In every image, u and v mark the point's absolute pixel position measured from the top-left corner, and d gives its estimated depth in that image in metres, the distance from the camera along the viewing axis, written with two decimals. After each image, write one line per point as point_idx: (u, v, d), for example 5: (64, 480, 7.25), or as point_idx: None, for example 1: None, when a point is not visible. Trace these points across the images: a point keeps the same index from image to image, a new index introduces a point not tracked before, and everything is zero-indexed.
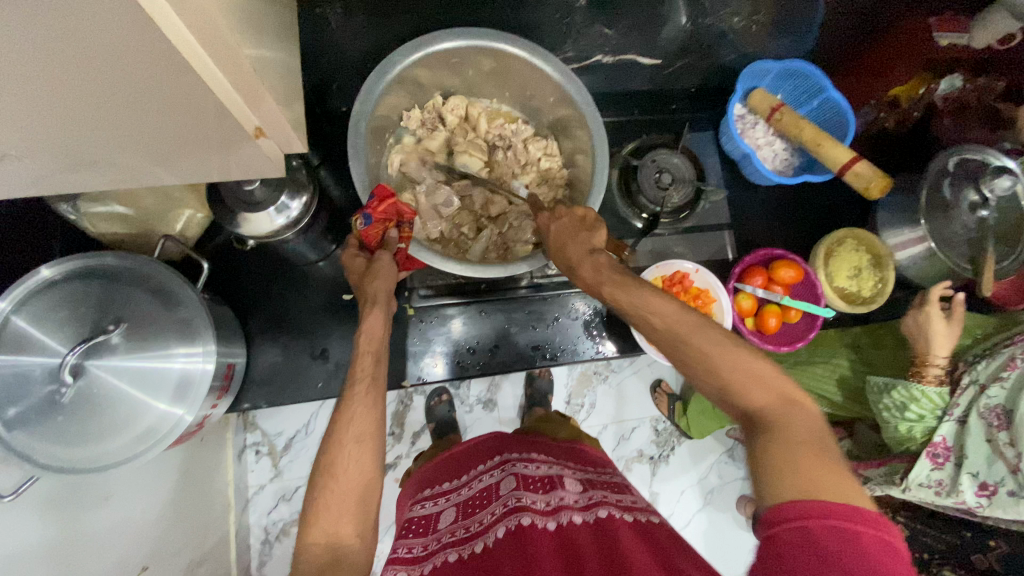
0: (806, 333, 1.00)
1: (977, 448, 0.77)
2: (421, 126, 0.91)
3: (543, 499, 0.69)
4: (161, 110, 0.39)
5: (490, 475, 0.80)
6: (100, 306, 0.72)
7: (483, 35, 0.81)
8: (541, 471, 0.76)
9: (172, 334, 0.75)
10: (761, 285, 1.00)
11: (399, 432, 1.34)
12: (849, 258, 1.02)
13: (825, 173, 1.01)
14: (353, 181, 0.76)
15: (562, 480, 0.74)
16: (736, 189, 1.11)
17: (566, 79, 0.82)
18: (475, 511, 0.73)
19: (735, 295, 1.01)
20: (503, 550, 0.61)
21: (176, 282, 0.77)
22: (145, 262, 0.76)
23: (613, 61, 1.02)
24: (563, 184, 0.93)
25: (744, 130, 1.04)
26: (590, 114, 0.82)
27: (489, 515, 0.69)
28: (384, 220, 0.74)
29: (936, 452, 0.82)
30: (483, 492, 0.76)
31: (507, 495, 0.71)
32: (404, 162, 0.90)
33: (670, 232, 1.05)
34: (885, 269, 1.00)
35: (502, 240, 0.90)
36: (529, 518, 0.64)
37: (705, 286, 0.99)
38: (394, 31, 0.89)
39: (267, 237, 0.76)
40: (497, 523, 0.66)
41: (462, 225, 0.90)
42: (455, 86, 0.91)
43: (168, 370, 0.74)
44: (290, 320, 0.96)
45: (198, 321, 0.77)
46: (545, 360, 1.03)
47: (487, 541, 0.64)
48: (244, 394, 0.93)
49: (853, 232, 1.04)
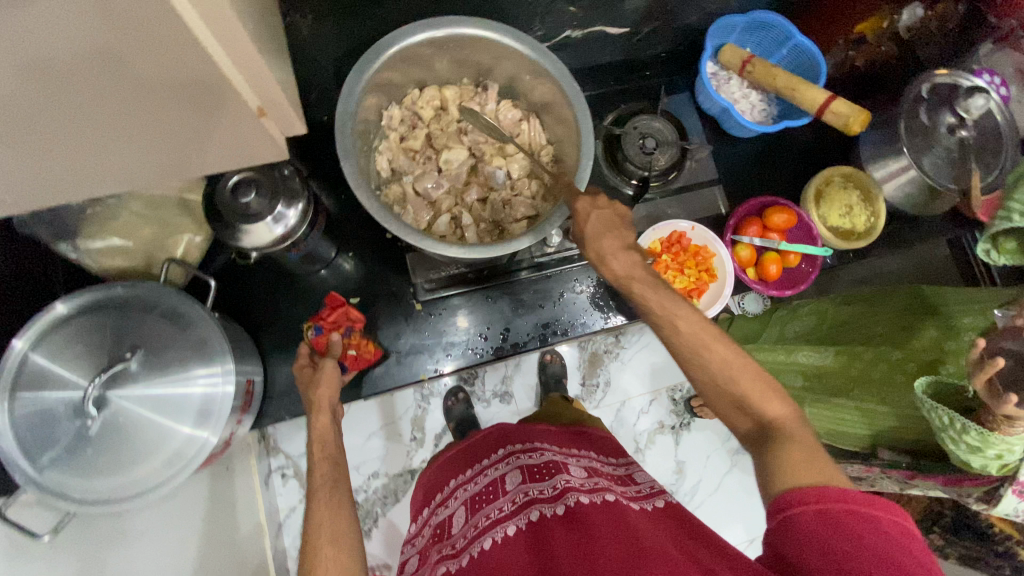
0: (808, 275, 1.02)
1: None
2: (402, 123, 0.92)
3: (550, 488, 0.70)
4: (135, 77, 0.36)
5: (496, 467, 0.81)
6: (115, 336, 0.72)
7: (450, 22, 0.82)
8: (546, 456, 0.78)
9: (188, 356, 0.75)
10: (757, 235, 1.01)
11: (421, 436, 1.35)
12: (840, 198, 1.03)
13: (803, 116, 1.03)
14: (347, 181, 0.76)
15: (568, 467, 0.75)
16: (719, 145, 1.12)
17: (539, 53, 0.83)
18: (486, 505, 0.74)
19: (733, 247, 1.02)
20: (514, 544, 0.63)
21: (186, 304, 0.77)
22: (160, 291, 0.76)
23: (581, 36, 1.03)
24: (550, 160, 0.94)
25: (719, 86, 1.06)
26: (569, 84, 0.83)
27: (500, 512, 0.70)
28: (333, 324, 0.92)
29: (1023, 489, 0.62)
30: (491, 487, 0.77)
31: (517, 490, 0.72)
32: (392, 159, 0.91)
33: (660, 196, 1.07)
34: (875, 204, 1.02)
35: (496, 222, 0.92)
36: (539, 508, 0.67)
37: (703, 242, 1.00)
38: (364, 31, 0.90)
39: (271, 248, 0.76)
40: (508, 518, 0.68)
41: (455, 213, 0.92)
42: (431, 79, 0.92)
43: (189, 395, 0.74)
44: (299, 333, 0.97)
45: (214, 339, 0.76)
46: (556, 337, 1.05)
47: (500, 533, 0.66)
48: (265, 410, 0.94)
49: (841, 170, 1.05)
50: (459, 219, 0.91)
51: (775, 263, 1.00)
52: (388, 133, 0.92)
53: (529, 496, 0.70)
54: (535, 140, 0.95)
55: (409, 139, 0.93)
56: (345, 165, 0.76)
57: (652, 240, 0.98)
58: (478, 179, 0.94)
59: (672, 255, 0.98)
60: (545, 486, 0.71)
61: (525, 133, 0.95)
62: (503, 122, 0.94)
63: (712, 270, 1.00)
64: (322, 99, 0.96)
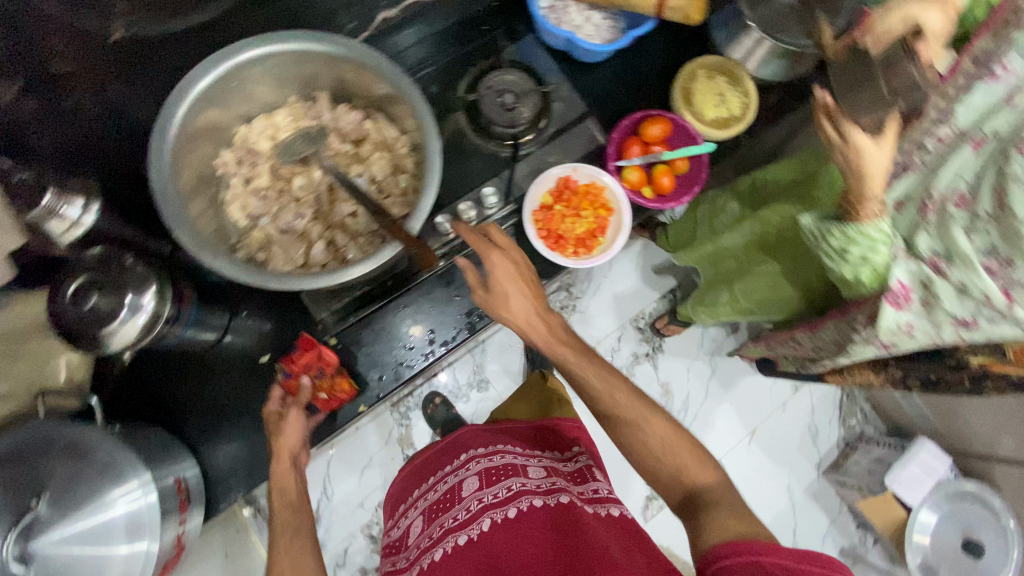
0: (701, 175, 1.03)
1: (948, 292, 0.66)
2: (240, 165, 0.89)
3: (505, 489, 0.87)
4: None
5: (453, 475, 0.97)
6: (13, 486, 0.68)
7: (225, 53, 0.75)
8: (502, 460, 0.94)
9: (100, 479, 0.71)
10: (641, 153, 1.02)
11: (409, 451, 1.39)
12: (708, 88, 1.04)
13: (648, 19, 0.99)
14: (189, 246, 0.72)
15: (527, 471, 0.92)
16: (578, 75, 1.09)
17: (336, 44, 0.78)
18: (445, 510, 0.91)
19: (621, 173, 1.04)
20: (471, 549, 0.81)
21: (86, 430, 0.73)
22: (57, 431, 0.72)
23: (398, 12, 1.04)
24: (406, 150, 0.91)
25: (557, 17, 1.02)
26: (380, 64, 0.79)
27: (460, 515, 0.87)
28: (303, 366, 0.92)
29: (895, 296, 0.70)
30: (448, 493, 0.94)
31: (473, 497, 0.88)
32: (244, 206, 0.88)
33: (540, 146, 1.03)
34: (743, 83, 1.03)
35: (372, 232, 0.88)
36: (492, 516, 0.83)
37: (589, 178, 1.04)
38: (153, 82, 0.93)
39: (143, 340, 0.73)
40: (467, 526, 0.84)
41: (328, 237, 0.88)
42: (251, 111, 0.88)
43: (113, 520, 0.70)
44: (223, 410, 0.96)
45: (122, 455, 0.73)
46: (483, 321, 1.03)
47: (456, 542, 0.83)
48: (216, 496, 0.93)
49: (700, 62, 1.05)
50: (334, 241, 0.87)
51: (666, 174, 1.01)
52: (231, 180, 0.89)
53: (484, 502, 0.86)
54: (382, 133, 0.91)
55: (254, 179, 0.89)
56: (178, 235, 0.71)
57: (539, 193, 1.02)
58: (339, 196, 0.89)
59: (562, 202, 1.02)
60: (499, 490, 0.87)
61: (369, 130, 0.91)
62: (344, 126, 0.90)
63: (606, 204, 1.04)
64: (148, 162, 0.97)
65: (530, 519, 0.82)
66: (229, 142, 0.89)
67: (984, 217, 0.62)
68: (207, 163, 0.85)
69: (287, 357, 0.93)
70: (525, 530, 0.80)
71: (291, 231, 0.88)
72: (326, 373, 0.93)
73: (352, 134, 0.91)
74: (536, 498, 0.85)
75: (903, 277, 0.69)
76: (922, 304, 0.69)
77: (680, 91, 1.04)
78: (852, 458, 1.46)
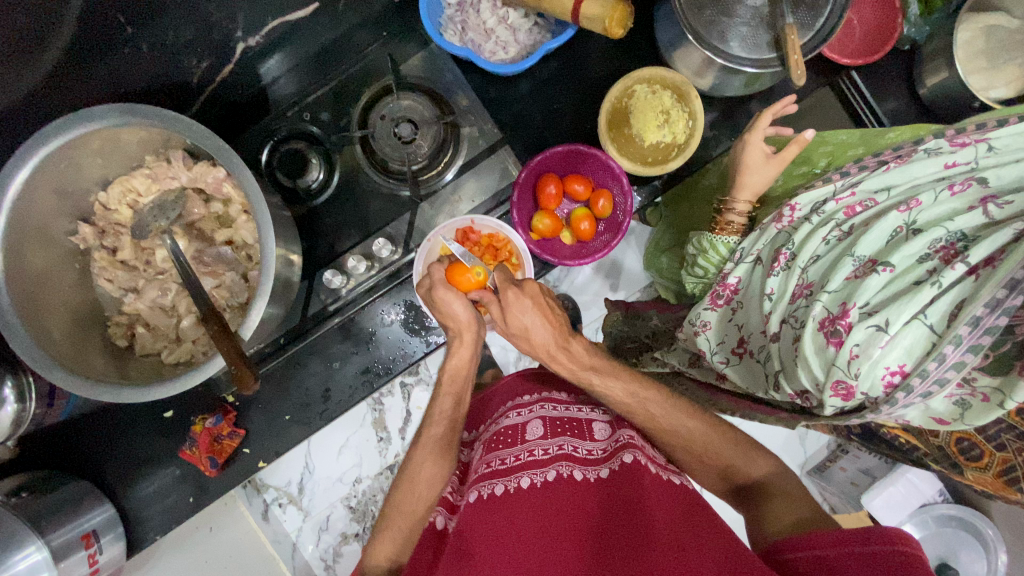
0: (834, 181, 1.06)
1: (751, 303, 0.71)
2: (331, 105, 1.01)
3: (576, 446, 0.73)
4: None
5: (516, 413, 0.81)
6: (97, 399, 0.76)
7: (214, 141, 0.77)
8: (568, 413, 0.80)
9: (157, 388, 0.78)
10: (556, 192, 0.97)
11: (386, 434, 1.48)
12: (650, 105, 0.93)
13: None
14: (259, 205, 0.77)
15: (593, 431, 0.77)
16: None
17: (484, 38, 0.97)
18: (501, 447, 0.75)
19: (534, 218, 0.98)
20: (513, 500, 0.65)
21: (153, 389, 0.78)
22: (112, 389, 0.77)
23: None
24: (492, 102, 1.01)
25: None
26: (494, 48, 0.97)
27: (513, 456, 0.71)
28: (206, 445, 1.00)
29: (720, 292, 0.76)
30: (509, 429, 0.78)
31: (535, 443, 0.73)
32: (340, 132, 1.01)
33: None
34: (690, 102, 0.93)
35: (447, 145, 0.99)
36: (555, 472, 0.68)
37: (490, 229, 0.98)
38: (220, 26, 0.88)
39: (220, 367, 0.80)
40: (515, 471, 0.69)
41: (411, 153, 0.99)
42: (340, 41, 1.01)
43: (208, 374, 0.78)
44: (272, 374, 1.01)
45: (191, 376, 0.79)
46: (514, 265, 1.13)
47: (493, 490, 0.67)
48: (239, 452, 1.02)
49: (636, 77, 0.94)
50: (409, 156, 0.98)
51: (583, 220, 0.98)
52: (321, 114, 1.01)
53: (543, 454, 0.71)
54: (457, 76, 1.01)
55: None
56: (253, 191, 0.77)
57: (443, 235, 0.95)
58: (424, 134, 0.99)
59: (547, 192, 0.96)
60: (565, 444, 0.73)
61: (444, 66, 1.01)
62: (415, 66, 1.02)
63: (513, 261, 0.98)
64: (227, 83, 0.97)
65: (579, 489, 0.67)
66: (323, 69, 1.02)
67: (821, 264, 0.62)
68: (140, 170, 0.88)
69: (205, 424, 1.01)
70: (571, 498, 0.65)
71: (377, 143, 0.99)
72: (235, 435, 1.01)
73: (429, 67, 1.02)
74: (581, 470, 0.69)
75: (740, 274, 0.74)
76: (734, 308, 0.75)
77: (605, 119, 0.95)
78: (838, 463, 1.36)
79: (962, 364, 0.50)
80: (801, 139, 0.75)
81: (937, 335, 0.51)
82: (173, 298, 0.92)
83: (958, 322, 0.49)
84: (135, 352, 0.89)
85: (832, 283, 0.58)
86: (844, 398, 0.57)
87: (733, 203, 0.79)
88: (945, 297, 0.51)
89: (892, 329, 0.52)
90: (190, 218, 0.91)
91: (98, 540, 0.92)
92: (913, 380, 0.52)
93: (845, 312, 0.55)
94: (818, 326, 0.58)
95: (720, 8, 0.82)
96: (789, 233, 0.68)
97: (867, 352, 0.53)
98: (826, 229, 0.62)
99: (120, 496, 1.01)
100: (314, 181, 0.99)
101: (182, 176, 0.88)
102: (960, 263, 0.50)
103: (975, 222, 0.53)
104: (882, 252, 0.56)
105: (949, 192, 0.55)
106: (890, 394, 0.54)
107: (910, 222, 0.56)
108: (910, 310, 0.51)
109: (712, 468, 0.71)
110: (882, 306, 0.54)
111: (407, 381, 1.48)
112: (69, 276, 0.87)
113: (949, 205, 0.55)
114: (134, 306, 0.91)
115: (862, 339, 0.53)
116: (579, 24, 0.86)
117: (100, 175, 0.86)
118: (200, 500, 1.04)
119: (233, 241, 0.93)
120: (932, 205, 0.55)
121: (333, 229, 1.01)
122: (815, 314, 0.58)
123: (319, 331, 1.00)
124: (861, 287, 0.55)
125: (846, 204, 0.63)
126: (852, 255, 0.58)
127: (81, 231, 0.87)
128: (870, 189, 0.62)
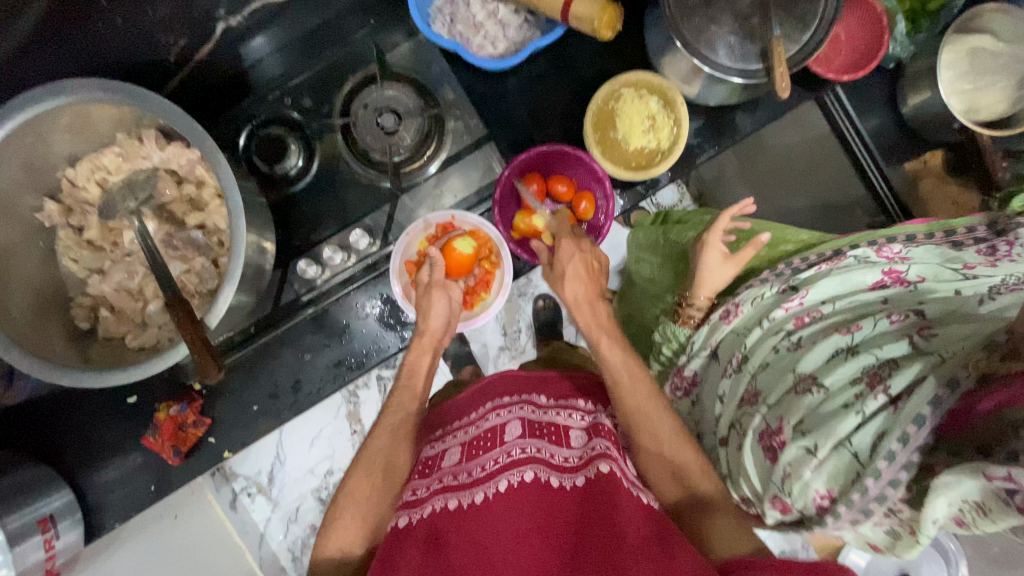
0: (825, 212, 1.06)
1: (707, 397, 0.77)
2: (313, 90, 0.99)
3: (554, 454, 0.72)
4: None
5: (494, 415, 0.80)
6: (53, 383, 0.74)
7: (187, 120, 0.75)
8: (545, 415, 0.79)
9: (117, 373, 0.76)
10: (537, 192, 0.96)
11: (359, 427, 1.46)
12: (636, 109, 0.93)
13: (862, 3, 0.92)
14: (232, 191, 0.75)
15: (569, 436, 0.76)
16: None
17: (473, 32, 0.95)
18: (479, 452, 0.73)
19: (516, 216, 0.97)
20: (492, 512, 0.63)
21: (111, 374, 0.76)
22: (70, 373, 0.75)
23: None
24: (478, 97, 1.00)
25: None
26: (482, 43, 0.95)
27: (491, 462, 0.70)
28: (169, 435, 0.97)
29: (679, 382, 0.83)
30: (488, 433, 0.76)
31: (513, 446, 0.72)
32: (321, 118, 0.99)
33: None
34: (676, 109, 0.93)
35: (430, 139, 0.98)
36: (533, 478, 0.67)
37: (472, 225, 0.97)
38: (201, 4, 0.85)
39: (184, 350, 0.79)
40: (493, 478, 0.67)
41: (392, 144, 0.97)
42: (326, 26, 0.98)
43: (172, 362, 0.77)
44: (242, 362, 0.99)
45: (153, 364, 0.76)
46: None
47: (474, 499, 0.65)
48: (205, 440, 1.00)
49: (623, 80, 0.94)
50: (390, 148, 0.97)
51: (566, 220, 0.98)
52: (303, 100, 0.99)
53: (520, 456, 0.70)
54: (444, 69, 1.00)
55: None
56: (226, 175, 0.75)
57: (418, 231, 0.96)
58: (408, 125, 0.97)
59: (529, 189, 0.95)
60: (542, 447, 0.72)
61: (431, 58, 1.00)
62: (402, 56, 1.00)
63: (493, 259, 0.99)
64: (206, 63, 0.94)
65: (555, 498, 0.65)
66: (307, 54, 1.00)
67: (766, 372, 0.68)
68: (111, 147, 0.85)
69: (168, 411, 0.98)
70: (546, 507, 0.64)
71: (358, 132, 0.97)
72: (200, 424, 0.99)
73: (415, 58, 1.00)
74: (558, 476, 0.68)
75: (695, 368, 0.81)
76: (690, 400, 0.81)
77: (591, 121, 0.95)
78: None
79: (885, 496, 0.52)
80: (756, 242, 0.80)
81: (861, 458, 0.54)
82: (141, 282, 0.89)
83: (877, 454, 0.52)
84: (98, 335, 0.87)
85: (773, 395, 0.64)
86: (782, 512, 0.61)
87: (689, 299, 0.83)
88: (869, 424, 0.55)
89: (819, 453, 0.56)
90: (161, 200, 0.89)
91: (56, 525, 0.89)
92: (838, 505, 0.55)
93: (779, 429, 0.61)
94: (759, 435, 0.64)
95: (709, 15, 0.82)
96: (747, 331, 0.74)
97: (796, 469, 0.58)
98: (776, 336, 0.68)
99: (79, 482, 0.98)
100: (292, 168, 0.97)
101: (155, 156, 0.86)
102: (881, 393, 0.54)
103: (902, 352, 0.57)
104: (822, 370, 0.62)
105: (889, 321, 0.60)
106: (823, 516, 0.57)
107: (849, 341, 0.61)
108: (835, 437, 0.56)
109: (670, 475, 0.68)
110: (810, 424, 0.59)
111: (384, 374, 1.45)
112: (31, 254, 0.84)
113: (886, 330, 0.60)
114: (99, 288, 0.88)
115: (793, 459, 0.58)
116: (568, 23, 0.85)
117: (68, 151, 0.83)
118: (162, 488, 1.01)
119: (205, 226, 0.90)
120: (866, 328, 0.61)
121: (310, 217, 0.99)
122: (756, 426, 0.64)
123: (292, 321, 0.99)
124: (799, 405, 0.61)
125: (795, 314, 0.68)
126: (797, 368, 0.63)
127: (47, 208, 0.84)
128: (817, 300, 0.68)
